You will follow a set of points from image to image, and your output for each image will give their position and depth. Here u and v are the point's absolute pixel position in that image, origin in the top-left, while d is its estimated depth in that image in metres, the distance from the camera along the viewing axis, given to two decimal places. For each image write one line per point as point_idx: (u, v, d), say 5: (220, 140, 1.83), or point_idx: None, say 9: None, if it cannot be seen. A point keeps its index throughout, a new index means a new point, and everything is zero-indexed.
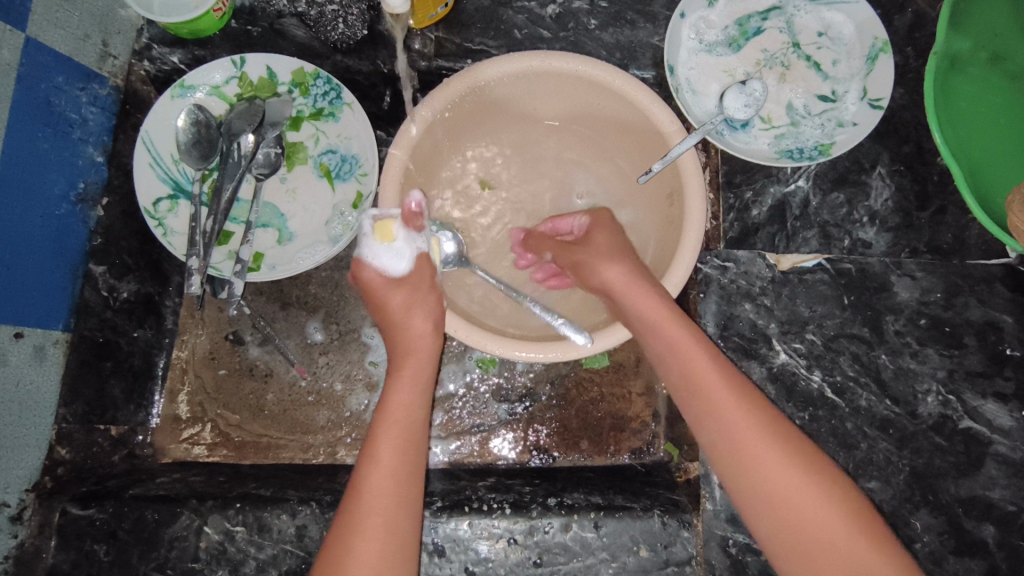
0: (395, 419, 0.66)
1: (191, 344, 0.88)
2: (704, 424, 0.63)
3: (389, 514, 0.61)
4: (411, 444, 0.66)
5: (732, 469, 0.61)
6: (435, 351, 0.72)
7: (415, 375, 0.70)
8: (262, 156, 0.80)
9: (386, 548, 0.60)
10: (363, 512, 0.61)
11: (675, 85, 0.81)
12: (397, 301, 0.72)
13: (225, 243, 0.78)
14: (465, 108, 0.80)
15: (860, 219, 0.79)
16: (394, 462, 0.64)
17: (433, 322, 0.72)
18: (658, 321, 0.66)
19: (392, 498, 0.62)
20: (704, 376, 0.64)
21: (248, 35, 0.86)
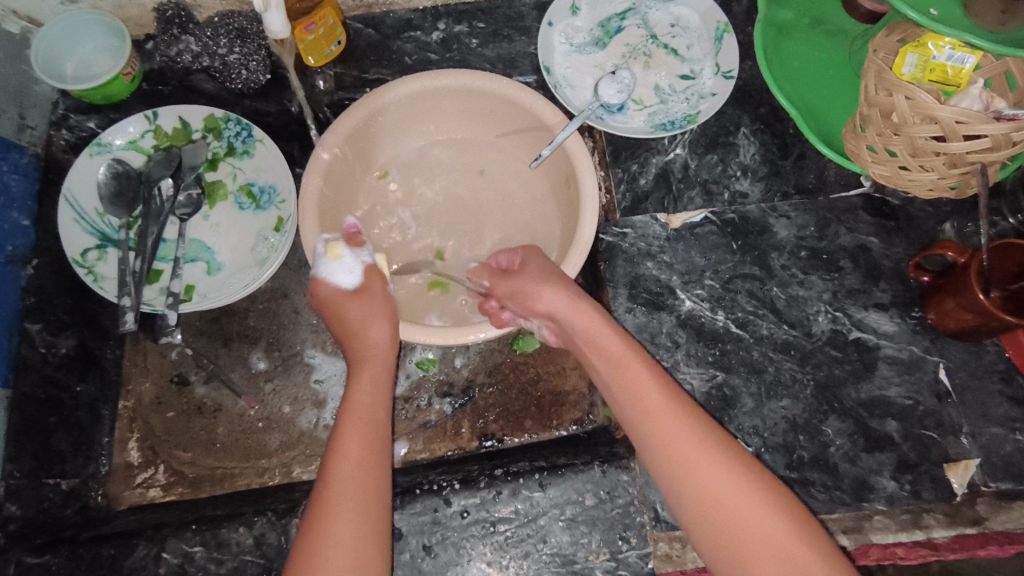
0: (355, 418, 0.71)
1: (137, 393, 0.90)
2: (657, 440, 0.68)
3: (359, 499, 0.65)
4: (372, 437, 0.70)
5: (680, 484, 0.65)
6: (390, 356, 0.78)
7: (374, 376, 0.76)
8: (184, 198, 0.86)
9: (356, 535, 0.63)
10: (329, 496, 0.65)
11: (553, 83, 0.91)
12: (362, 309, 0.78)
13: (156, 281, 0.83)
14: (369, 131, 0.88)
15: (734, 174, 0.88)
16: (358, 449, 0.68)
17: (392, 331, 0.79)
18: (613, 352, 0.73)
19: (359, 487, 0.66)
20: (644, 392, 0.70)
21: (160, 94, 0.93)
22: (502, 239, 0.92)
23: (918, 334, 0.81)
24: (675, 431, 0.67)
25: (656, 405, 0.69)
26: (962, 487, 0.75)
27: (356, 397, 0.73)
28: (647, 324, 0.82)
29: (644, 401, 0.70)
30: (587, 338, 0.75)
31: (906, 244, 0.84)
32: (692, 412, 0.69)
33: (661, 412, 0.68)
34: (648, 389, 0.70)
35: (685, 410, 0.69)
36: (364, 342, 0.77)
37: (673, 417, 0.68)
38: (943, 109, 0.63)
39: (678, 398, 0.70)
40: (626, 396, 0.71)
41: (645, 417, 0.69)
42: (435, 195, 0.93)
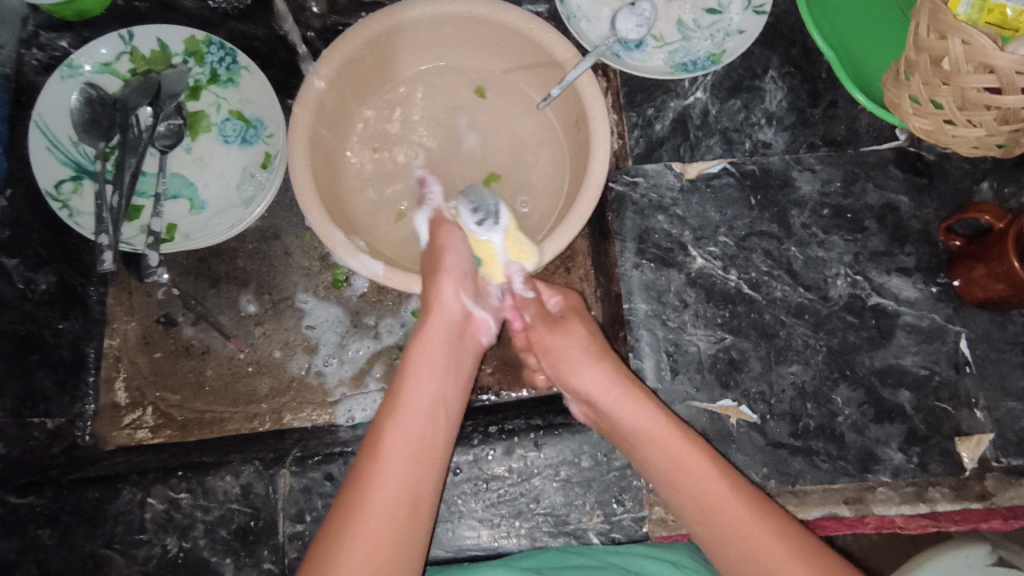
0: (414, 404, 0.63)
1: (122, 331, 0.88)
2: (713, 524, 0.60)
3: (409, 506, 0.58)
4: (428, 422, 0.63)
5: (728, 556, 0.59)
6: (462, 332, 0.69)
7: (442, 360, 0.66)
8: (164, 128, 0.80)
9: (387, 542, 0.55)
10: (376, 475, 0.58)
11: (566, 14, 0.83)
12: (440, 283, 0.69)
13: (136, 218, 0.78)
14: (368, 60, 0.82)
15: (758, 122, 0.82)
16: (418, 435, 0.61)
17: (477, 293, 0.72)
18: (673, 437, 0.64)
19: (410, 491, 0.58)
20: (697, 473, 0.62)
21: (136, 11, 0.84)
22: (507, 185, 0.86)
23: (941, 302, 0.76)
24: (718, 501, 0.61)
25: (698, 474, 0.62)
26: (972, 462, 0.72)
27: (415, 363, 0.66)
28: (655, 282, 0.78)
29: (682, 470, 0.63)
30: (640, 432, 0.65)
31: (938, 205, 0.79)
32: (754, 495, 0.61)
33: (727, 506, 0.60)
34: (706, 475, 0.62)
35: (740, 489, 0.61)
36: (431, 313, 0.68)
37: (726, 491, 0.61)
38: (1004, 57, 0.56)
39: (726, 473, 0.62)
40: (668, 470, 0.63)
41: (687, 482, 0.62)
42: (436, 134, 0.87)
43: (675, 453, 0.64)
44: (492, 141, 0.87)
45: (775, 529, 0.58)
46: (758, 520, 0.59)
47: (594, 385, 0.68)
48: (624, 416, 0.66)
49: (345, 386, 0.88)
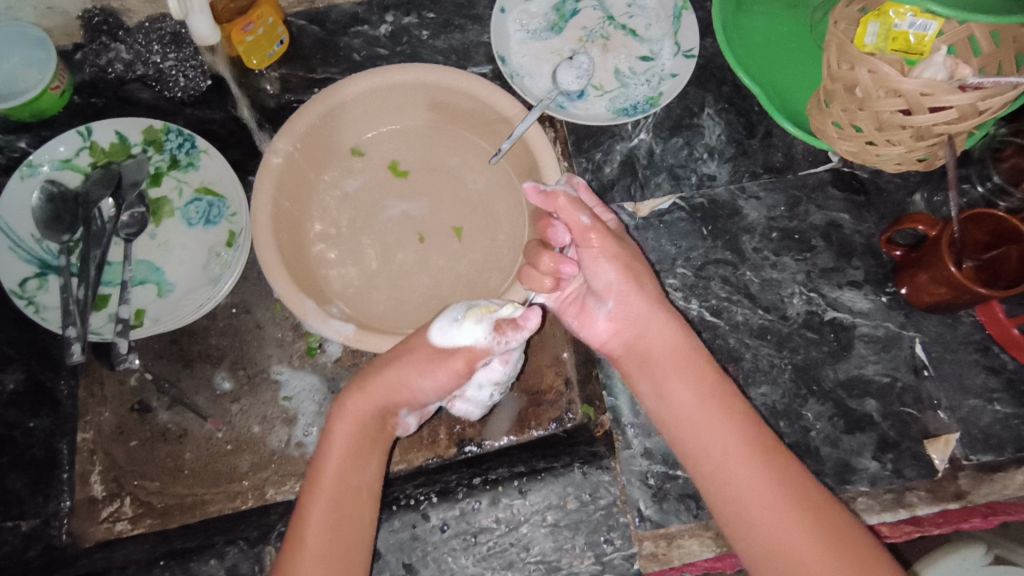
0: (344, 445, 0.70)
1: (95, 423, 0.87)
2: (718, 475, 0.65)
3: (341, 532, 0.65)
4: (358, 472, 0.69)
5: (721, 505, 0.64)
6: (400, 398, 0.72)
7: (370, 431, 0.71)
8: (127, 217, 0.82)
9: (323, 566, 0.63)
10: (319, 499, 0.67)
11: (509, 73, 0.88)
12: (384, 373, 0.71)
13: (103, 307, 0.78)
14: (322, 134, 0.86)
15: (701, 156, 0.86)
16: (345, 475, 0.68)
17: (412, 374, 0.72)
18: (690, 393, 0.68)
19: (343, 520, 0.66)
20: (710, 443, 0.66)
21: (94, 107, 0.86)
22: (469, 237, 0.88)
23: (893, 310, 0.80)
24: (723, 451, 0.65)
25: (705, 426, 0.66)
26: (943, 462, 0.74)
27: (347, 413, 0.71)
28: None
29: (693, 422, 0.67)
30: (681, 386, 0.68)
31: (878, 219, 0.83)
32: (757, 433, 0.65)
33: (736, 472, 0.64)
34: (714, 432, 0.66)
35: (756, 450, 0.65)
36: (381, 380, 0.71)
37: (736, 453, 0.64)
38: (909, 82, 0.61)
39: (728, 405, 0.67)
40: (686, 429, 0.68)
41: (697, 428, 0.67)
42: (396, 195, 0.90)
43: (700, 401, 0.67)
44: (451, 195, 0.90)
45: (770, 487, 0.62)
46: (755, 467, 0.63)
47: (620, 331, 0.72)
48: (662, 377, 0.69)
49: None
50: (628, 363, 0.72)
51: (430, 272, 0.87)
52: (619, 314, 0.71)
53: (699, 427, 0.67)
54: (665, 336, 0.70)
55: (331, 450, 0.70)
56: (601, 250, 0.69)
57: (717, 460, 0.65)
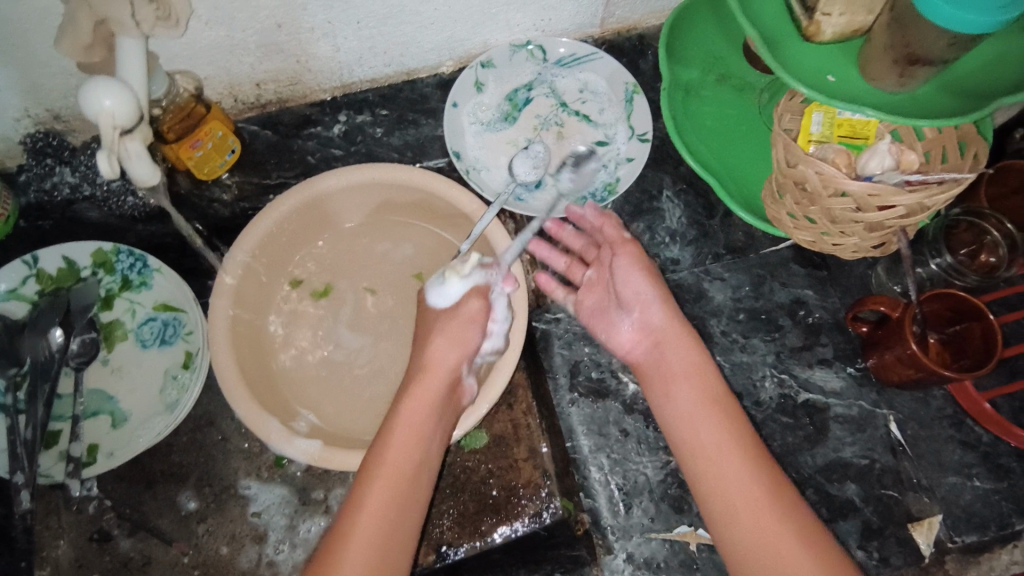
0: (387, 457, 0.67)
1: (53, 558, 0.82)
2: (710, 469, 0.66)
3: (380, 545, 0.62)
4: (405, 469, 0.67)
5: (717, 499, 0.65)
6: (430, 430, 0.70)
7: (416, 437, 0.69)
8: (77, 345, 0.78)
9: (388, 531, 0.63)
10: (370, 496, 0.65)
11: (466, 168, 0.88)
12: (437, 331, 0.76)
13: (53, 445, 0.75)
14: (279, 241, 0.84)
15: (663, 240, 0.86)
16: (389, 489, 0.65)
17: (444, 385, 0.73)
18: (689, 394, 0.71)
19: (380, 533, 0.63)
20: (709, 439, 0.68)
21: (41, 230, 0.85)
22: None
23: (865, 387, 0.79)
24: (716, 447, 0.67)
25: (699, 422, 0.69)
26: (929, 547, 0.73)
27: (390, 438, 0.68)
28: (593, 414, 0.80)
29: (689, 418, 0.70)
30: (686, 386, 0.71)
31: (842, 293, 0.83)
32: (745, 431, 0.67)
33: (728, 467, 0.66)
34: (707, 431, 0.68)
35: (749, 449, 0.66)
36: (441, 334, 0.76)
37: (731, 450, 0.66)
38: (854, 185, 0.61)
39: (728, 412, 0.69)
40: (683, 428, 0.70)
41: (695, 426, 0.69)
42: (359, 297, 0.88)
43: (699, 404, 0.70)
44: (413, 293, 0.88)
45: (760, 484, 0.64)
46: (739, 460, 0.65)
47: (639, 338, 0.76)
48: (668, 375, 0.73)
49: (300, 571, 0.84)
50: (646, 367, 0.75)
51: (396, 373, 0.85)
52: (642, 323, 0.76)
53: (691, 424, 0.70)
54: (677, 338, 0.74)
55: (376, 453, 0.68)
56: (634, 260, 0.76)
57: (712, 456, 0.67)
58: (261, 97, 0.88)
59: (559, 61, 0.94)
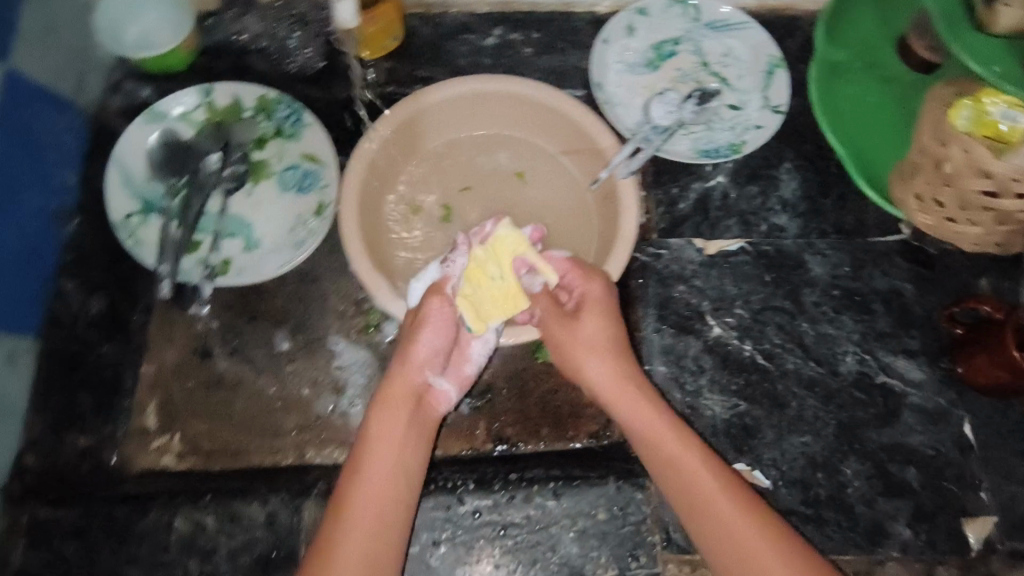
0: (369, 464, 0.69)
1: (159, 358, 0.85)
2: (705, 524, 0.66)
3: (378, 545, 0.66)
4: (395, 481, 0.69)
5: (709, 540, 0.66)
6: (405, 439, 0.70)
7: (393, 450, 0.70)
8: (229, 172, 0.87)
9: (379, 523, 0.67)
10: (357, 507, 0.67)
11: (603, 99, 0.93)
12: (432, 312, 0.70)
13: (194, 252, 0.83)
14: (417, 129, 0.91)
15: (774, 207, 0.89)
16: (380, 498, 0.68)
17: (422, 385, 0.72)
18: (672, 441, 0.70)
19: (375, 547, 0.66)
20: (698, 496, 0.67)
21: (214, 70, 0.92)
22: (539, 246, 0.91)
23: (945, 386, 0.80)
24: (710, 498, 0.66)
25: (688, 477, 0.68)
26: (977, 542, 0.75)
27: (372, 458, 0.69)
28: (674, 346, 0.83)
29: (677, 470, 0.69)
30: (667, 446, 0.70)
31: (941, 294, 0.84)
32: (691, 434, 0.71)
33: (731, 521, 0.65)
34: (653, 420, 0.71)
35: (740, 499, 0.66)
36: (409, 345, 0.71)
37: (731, 511, 0.65)
38: (1000, 165, 0.63)
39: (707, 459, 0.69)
40: (672, 485, 0.69)
41: (685, 476, 0.68)
42: (475, 196, 0.94)
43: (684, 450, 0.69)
44: (521, 203, 0.94)
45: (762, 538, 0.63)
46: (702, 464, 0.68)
47: (598, 378, 0.73)
48: (639, 428, 0.71)
49: None
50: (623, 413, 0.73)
51: None
52: (602, 373, 0.73)
53: (678, 475, 0.68)
54: (643, 403, 0.72)
55: (355, 476, 0.68)
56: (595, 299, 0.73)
57: (709, 510, 0.66)
58: None
59: (710, 23, 0.97)
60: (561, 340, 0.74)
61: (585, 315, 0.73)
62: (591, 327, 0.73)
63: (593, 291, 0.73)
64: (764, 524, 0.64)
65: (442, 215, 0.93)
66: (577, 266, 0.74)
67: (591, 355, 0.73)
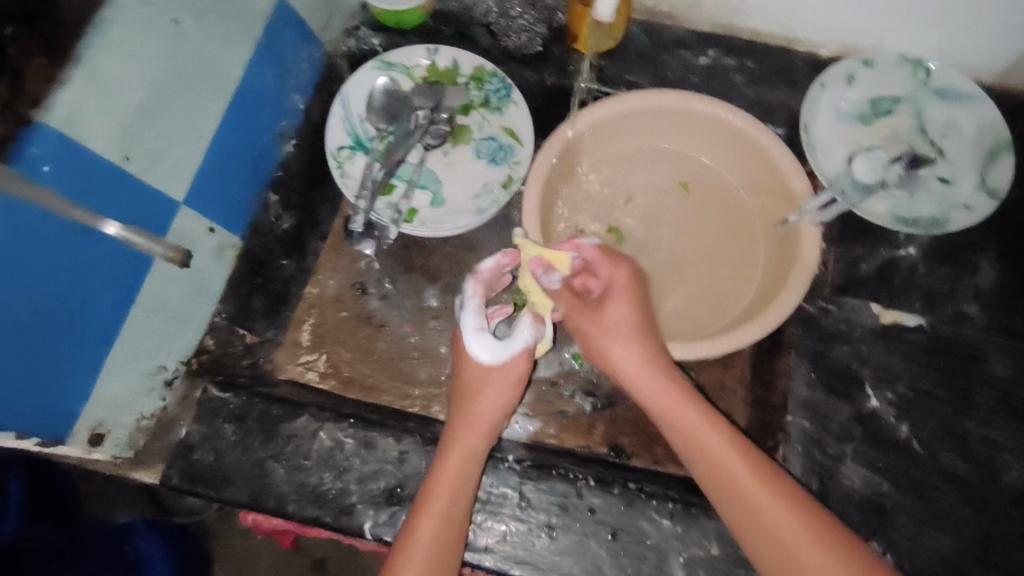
0: (446, 458, 0.75)
1: (322, 284, 0.97)
2: (782, 559, 0.65)
3: (447, 536, 0.70)
4: (466, 479, 0.74)
5: (786, 566, 0.65)
6: (481, 443, 0.77)
7: (468, 453, 0.75)
8: (434, 130, 0.93)
9: (451, 512, 0.71)
10: (432, 502, 0.71)
11: (808, 142, 0.91)
12: (489, 384, 0.79)
13: (388, 194, 0.90)
14: (612, 129, 0.94)
15: (963, 295, 0.85)
16: (452, 495, 0.72)
17: (502, 406, 0.79)
18: (738, 462, 0.70)
19: (444, 536, 0.70)
20: (767, 525, 0.67)
21: (440, 34, 0.99)
22: (700, 271, 0.94)
23: None
24: (787, 531, 0.66)
25: (761, 506, 0.67)
26: None
27: (450, 453, 0.75)
28: (823, 405, 0.81)
29: (743, 503, 0.68)
30: (728, 462, 0.70)
31: None
32: (753, 451, 0.71)
33: (807, 552, 0.64)
34: (710, 434, 0.72)
35: (817, 522, 0.66)
36: (486, 378, 0.79)
37: (795, 528, 0.66)
38: None
39: (778, 492, 0.68)
40: (738, 510, 0.69)
41: (762, 509, 0.67)
42: (650, 206, 0.97)
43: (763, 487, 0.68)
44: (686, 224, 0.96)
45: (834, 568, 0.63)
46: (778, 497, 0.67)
47: (620, 361, 0.78)
48: (701, 460, 0.72)
49: None
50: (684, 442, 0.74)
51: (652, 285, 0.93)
52: (624, 360, 0.78)
53: (755, 520, 0.67)
54: (707, 427, 0.73)
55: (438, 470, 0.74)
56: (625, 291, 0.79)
57: (781, 547, 0.66)
58: (659, 6, 0.96)
59: (937, 90, 0.92)
60: (585, 322, 0.80)
61: (611, 302, 0.79)
62: (614, 317, 0.79)
63: (621, 275, 0.79)
64: (839, 545, 0.64)
65: (609, 229, 0.96)
66: (604, 253, 0.79)
67: (613, 340, 0.78)
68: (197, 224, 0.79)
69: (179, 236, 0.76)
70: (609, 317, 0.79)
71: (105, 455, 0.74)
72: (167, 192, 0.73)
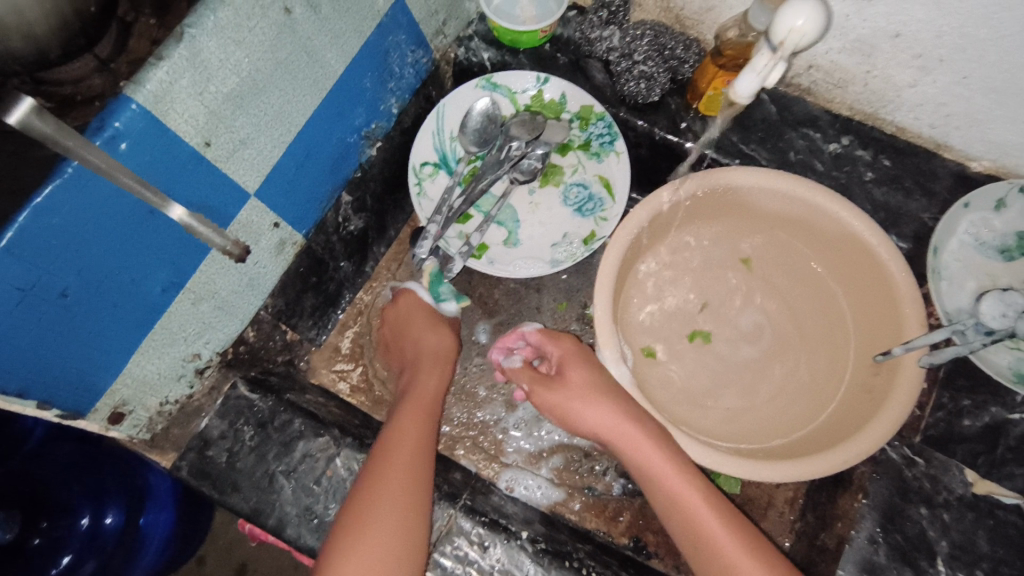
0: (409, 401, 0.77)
1: (377, 292, 1.00)
2: (699, 545, 0.68)
3: (412, 467, 0.69)
4: (424, 421, 0.75)
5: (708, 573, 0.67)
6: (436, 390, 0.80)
7: (424, 402, 0.77)
8: (525, 165, 0.90)
9: (415, 446, 0.71)
10: (394, 445, 0.70)
11: (933, 268, 0.82)
12: (425, 336, 0.86)
13: (463, 223, 0.91)
14: (712, 202, 0.86)
15: None
16: (412, 436, 0.72)
17: (451, 340, 0.87)
18: (671, 466, 0.72)
19: (411, 471, 0.68)
20: (695, 510, 0.69)
21: (554, 61, 0.92)
22: (772, 377, 0.86)
23: None
24: (710, 525, 0.68)
25: (698, 512, 0.69)
26: None
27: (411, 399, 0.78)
28: (885, 569, 0.71)
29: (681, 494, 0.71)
30: (671, 480, 0.72)
31: None
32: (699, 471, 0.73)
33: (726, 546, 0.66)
34: (672, 471, 0.72)
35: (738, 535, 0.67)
36: (428, 330, 0.86)
37: (720, 529, 0.67)
38: None
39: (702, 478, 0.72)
40: (682, 522, 0.70)
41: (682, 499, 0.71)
42: (733, 294, 0.90)
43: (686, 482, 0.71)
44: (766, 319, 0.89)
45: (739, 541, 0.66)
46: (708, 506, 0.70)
47: (596, 424, 0.80)
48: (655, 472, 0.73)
49: (521, 455, 0.91)
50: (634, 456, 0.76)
51: (717, 378, 0.87)
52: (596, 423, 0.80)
53: (682, 502, 0.71)
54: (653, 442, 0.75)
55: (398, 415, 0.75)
56: (570, 350, 0.85)
57: (705, 541, 0.68)
58: (798, 78, 0.85)
59: None
60: (559, 400, 0.82)
61: (569, 369, 0.84)
62: (572, 381, 0.83)
63: (565, 347, 0.86)
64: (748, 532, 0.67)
65: (694, 334, 0.89)
66: (547, 335, 0.87)
67: (588, 405, 0.80)
68: (263, 217, 0.75)
69: (240, 227, 0.73)
70: (572, 383, 0.82)
71: (122, 433, 0.73)
72: (239, 182, 0.69)
